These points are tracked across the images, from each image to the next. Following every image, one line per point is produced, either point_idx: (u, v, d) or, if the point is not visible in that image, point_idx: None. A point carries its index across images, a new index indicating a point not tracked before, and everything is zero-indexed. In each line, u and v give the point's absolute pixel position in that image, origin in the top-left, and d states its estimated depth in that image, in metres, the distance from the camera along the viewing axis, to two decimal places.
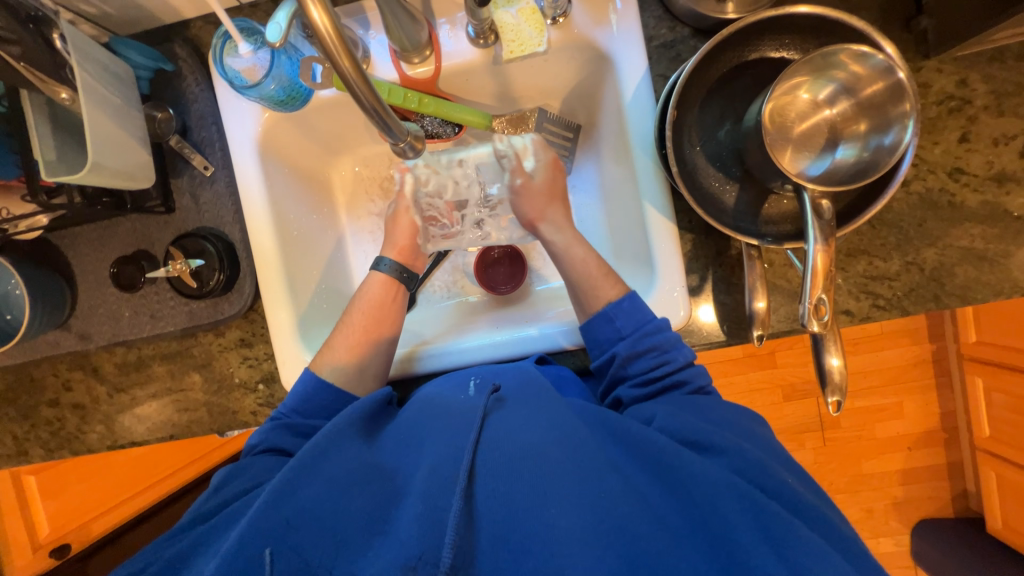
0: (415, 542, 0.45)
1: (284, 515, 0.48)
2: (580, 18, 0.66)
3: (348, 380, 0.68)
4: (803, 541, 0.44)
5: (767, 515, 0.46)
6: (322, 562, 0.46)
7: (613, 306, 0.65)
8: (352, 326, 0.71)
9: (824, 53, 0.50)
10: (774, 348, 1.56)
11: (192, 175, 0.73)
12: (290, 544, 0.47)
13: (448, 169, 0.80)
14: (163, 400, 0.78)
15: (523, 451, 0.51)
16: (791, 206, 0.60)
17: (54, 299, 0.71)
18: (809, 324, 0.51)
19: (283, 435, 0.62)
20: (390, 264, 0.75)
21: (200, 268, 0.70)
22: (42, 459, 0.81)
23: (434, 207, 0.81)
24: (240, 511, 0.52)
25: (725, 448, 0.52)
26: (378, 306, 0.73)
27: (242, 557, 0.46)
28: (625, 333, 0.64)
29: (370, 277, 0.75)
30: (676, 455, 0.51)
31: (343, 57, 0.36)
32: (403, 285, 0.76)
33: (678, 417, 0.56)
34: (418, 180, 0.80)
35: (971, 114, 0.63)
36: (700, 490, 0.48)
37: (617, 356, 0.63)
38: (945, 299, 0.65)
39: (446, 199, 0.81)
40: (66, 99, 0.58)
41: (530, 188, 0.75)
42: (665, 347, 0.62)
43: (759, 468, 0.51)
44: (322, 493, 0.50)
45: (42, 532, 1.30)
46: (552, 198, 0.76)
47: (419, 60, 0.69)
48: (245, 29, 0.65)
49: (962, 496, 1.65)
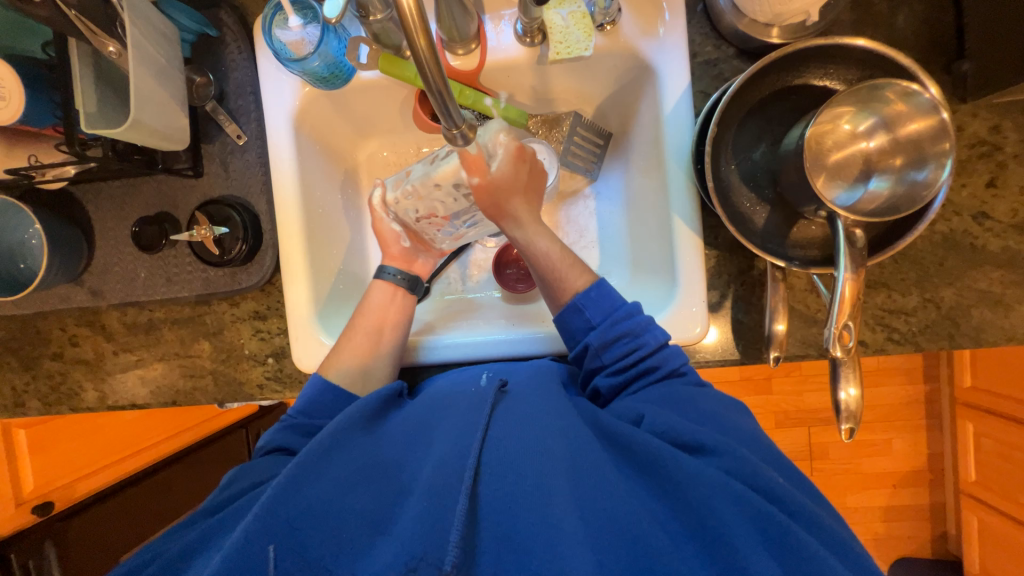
0: (417, 542, 0.45)
1: (288, 514, 0.47)
2: (628, 27, 0.67)
3: (355, 386, 0.67)
4: (800, 542, 0.44)
5: (762, 518, 0.46)
6: (324, 562, 0.46)
7: (582, 296, 0.65)
8: (355, 327, 0.70)
9: (871, 86, 0.51)
10: (771, 374, 1.57)
11: (223, 143, 0.73)
12: (292, 542, 0.46)
13: (426, 189, 0.74)
14: (169, 364, 0.77)
15: (526, 453, 0.51)
16: (819, 232, 0.61)
17: (71, 252, 0.70)
18: (832, 349, 0.52)
19: (290, 435, 0.61)
20: (396, 273, 0.75)
21: (223, 236, 0.70)
22: (38, 413, 0.80)
23: (426, 225, 0.78)
24: (247, 505, 0.52)
25: (716, 447, 0.52)
26: (379, 309, 0.73)
27: (245, 554, 0.45)
28: (596, 322, 0.64)
29: (374, 285, 0.76)
30: (671, 458, 0.50)
31: (420, 36, 0.36)
32: (408, 292, 0.76)
33: (663, 415, 0.56)
34: (403, 203, 0.76)
35: (1000, 160, 0.64)
36: (695, 493, 0.48)
37: (591, 346, 0.63)
38: (958, 339, 0.66)
39: (438, 216, 0.76)
40: (113, 52, 0.57)
41: (492, 186, 0.67)
42: (636, 331, 0.62)
43: (750, 467, 0.50)
44: (329, 491, 0.49)
45: (26, 487, 1.22)
46: (516, 193, 0.68)
47: (463, 52, 0.69)
48: (298, 3, 0.65)
49: (941, 538, 1.66)
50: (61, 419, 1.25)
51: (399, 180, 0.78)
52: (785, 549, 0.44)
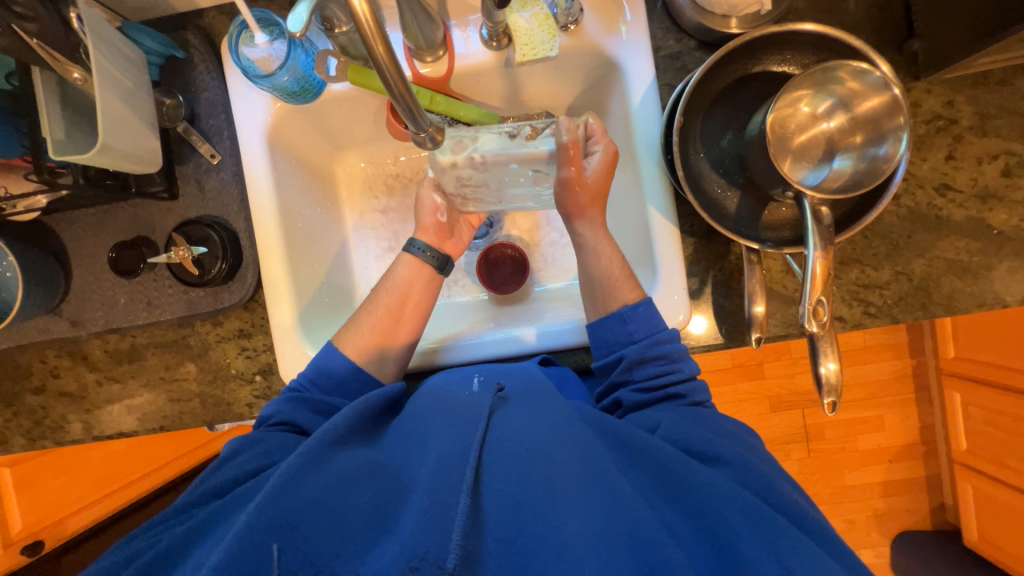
0: (419, 542, 0.45)
1: (288, 510, 0.46)
2: (591, 26, 0.69)
3: (370, 362, 0.68)
4: (812, 558, 0.45)
5: (774, 529, 0.47)
6: (325, 562, 0.45)
7: (629, 309, 0.65)
8: (376, 307, 0.71)
9: (824, 68, 0.53)
10: (762, 359, 1.60)
11: (198, 163, 0.73)
12: (293, 537, 0.45)
13: (498, 157, 0.69)
14: (156, 390, 0.76)
15: (531, 451, 0.51)
16: (789, 213, 0.63)
17: (48, 283, 0.69)
18: (807, 325, 0.53)
19: (299, 409, 0.63)
20: (423, 248, 0.74)
21: (203, 256, 0.70)
22: (22, 449, 0.78)
23: (462, 193, 0.76)
24: (247, 496, 0.52)
25: (731, 459, 0.54)
26: (403, 285, 0.73)
27: (245, 549, 0.44)
28: (636, 337, 0.65)
29: (401, 258, 0.75)
30: (683, 465, 0.53)
31: (379, 43, 0.36)
32: (435, 268, 0.75)
33: (684, 426, 0.58)
34: (457, 160, 0.69)
35: (957, 133, 0.67)
36: (707, 499, 0.50)
37: (626, 358, 0.64)
38: (931, 308, 0.67)
39: (473, 185, 0.74)
40: (78, 79, 0.57)
41: (581, 184, 0.69)
42: (673, 357, 0.64)
43: (763, 480, 0.52)
44: (329, 485, 0.49)
45: (13, 528, 1.23)
46: (595, 201, 0.71)
47: (432, 59, 0.70)
48: (263, 19, 0.66)
49: (940, 510, 1.69)
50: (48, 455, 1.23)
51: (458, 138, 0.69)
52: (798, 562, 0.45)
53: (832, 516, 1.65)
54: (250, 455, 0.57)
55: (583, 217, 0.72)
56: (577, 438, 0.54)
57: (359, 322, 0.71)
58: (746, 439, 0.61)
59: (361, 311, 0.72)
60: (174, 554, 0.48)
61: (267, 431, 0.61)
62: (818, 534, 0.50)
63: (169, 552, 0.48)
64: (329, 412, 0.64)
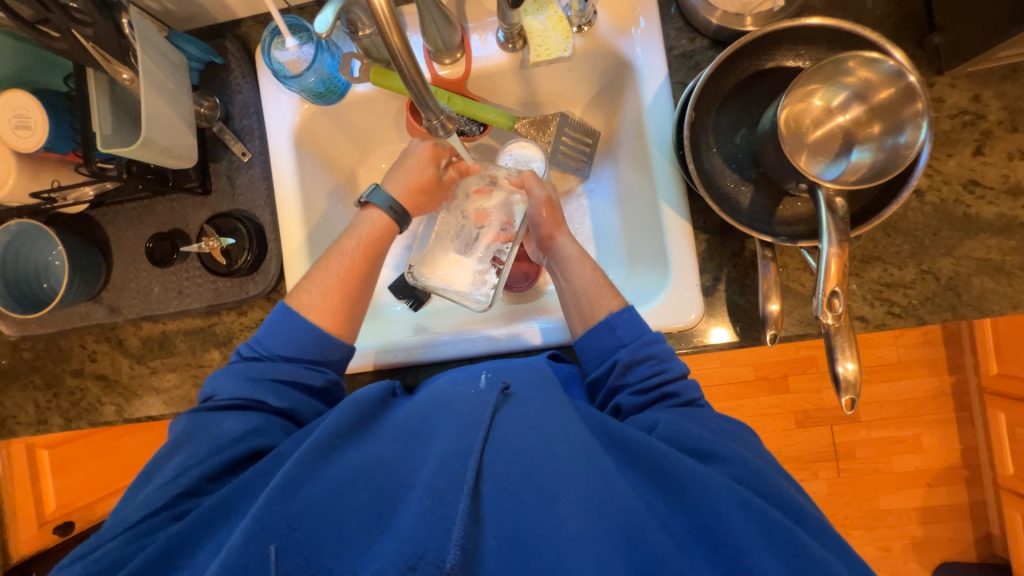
0: (417, 541, 0.46)
1: (287, 515, 0.50)
2: (605, 28, 0.70)
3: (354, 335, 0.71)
4: (812, 555, 0.45)
5: (769, 524, 0.46)
6: (324, 562, 0.48)
7: (615, 316, 0.65)
8: (348, 269, 0.71)
9: (834, 60, 0.52)
10: (786, 371, 1.54)
11: (230, 160, 0.77)
12: (292, 543, 0.48)
13: (496, 242, 0.78)
14: (182, 375, 0.80)
15: (531, 455, 0.51)
16: (805, 208, 0.62)
17: (90, 271, 0.74)
18: (822, 317, 0.52)
19: (270, 395, 0.64)
20: (392, 205, 0.74)
21: (231, 247, 0.74)
22: (59, 429, 0.83)
23: (469, 272, 0.76)
24: (241, 483, 0.55)
25: (728, 456, 0.53)
26: (371, 238, 0.73)
27: (244, 554, 0.47)
28: (626, 340, 0.64)
29: (366, 212, 0.75)
30: (679, 464, 0.51)
31: (394, 33, 0.39)
32: (397, 223, 0.75)
33: (681, 425, 0.56)
34: (472, 281, 0.76)
35: (985, 128, 0.65)
36: (703, 498, 0.49)
37: (618, 362, 0.63)
38: (961, 309, 0.64)
39: (475, 266, 0.77)
40: (127, 79, 0.62)
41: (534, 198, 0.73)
42: (661, 357, 0.62)
43: (761, 477, 0.52)
44: (329, 490, 0.52)
45: (48, 507, 1.31)
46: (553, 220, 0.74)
47: (449, 62, 0.73)
48: (294, 25, 0.71)
49: (986, 540, 1.55)
50: (101, 434, 1.34)
51: (423, 260, 0.77)
52: (797, 561, 0.44)
53: (865, 541, 1.55)
54: (227, 445, 0.59)
55: (553, 222, 0.74)
56: (579, 437, 0.53)
57: (357, 292, 0.71)
58: (747, 444, 0.59)
59: (327, 262, 0.72)
60: (175, 535, 0.52)
61: (236, 414, 0.62)
62: (825, 534, 0.49)
63: (177, 535, 0.52)
64: (305, 390, 0.66)
